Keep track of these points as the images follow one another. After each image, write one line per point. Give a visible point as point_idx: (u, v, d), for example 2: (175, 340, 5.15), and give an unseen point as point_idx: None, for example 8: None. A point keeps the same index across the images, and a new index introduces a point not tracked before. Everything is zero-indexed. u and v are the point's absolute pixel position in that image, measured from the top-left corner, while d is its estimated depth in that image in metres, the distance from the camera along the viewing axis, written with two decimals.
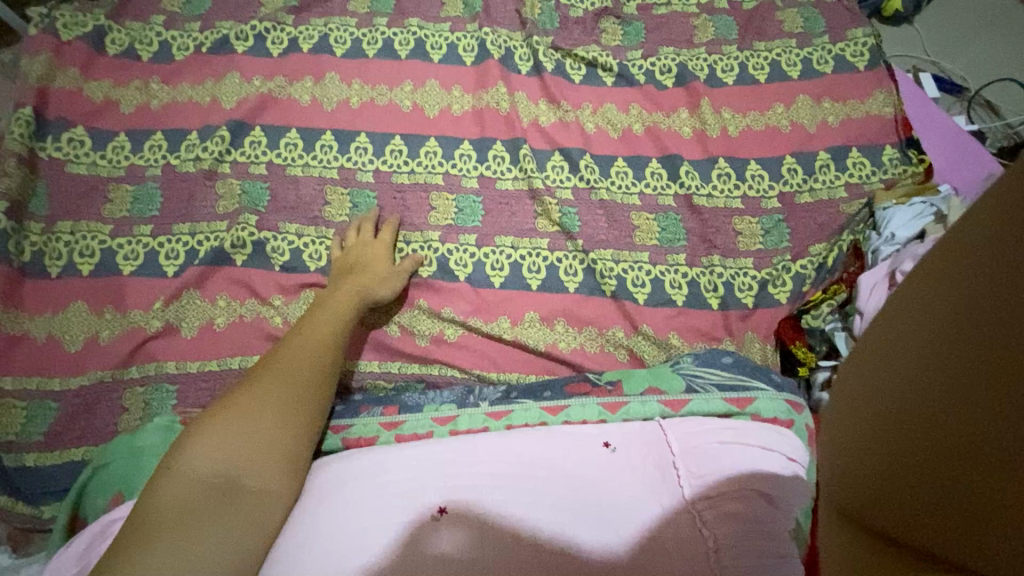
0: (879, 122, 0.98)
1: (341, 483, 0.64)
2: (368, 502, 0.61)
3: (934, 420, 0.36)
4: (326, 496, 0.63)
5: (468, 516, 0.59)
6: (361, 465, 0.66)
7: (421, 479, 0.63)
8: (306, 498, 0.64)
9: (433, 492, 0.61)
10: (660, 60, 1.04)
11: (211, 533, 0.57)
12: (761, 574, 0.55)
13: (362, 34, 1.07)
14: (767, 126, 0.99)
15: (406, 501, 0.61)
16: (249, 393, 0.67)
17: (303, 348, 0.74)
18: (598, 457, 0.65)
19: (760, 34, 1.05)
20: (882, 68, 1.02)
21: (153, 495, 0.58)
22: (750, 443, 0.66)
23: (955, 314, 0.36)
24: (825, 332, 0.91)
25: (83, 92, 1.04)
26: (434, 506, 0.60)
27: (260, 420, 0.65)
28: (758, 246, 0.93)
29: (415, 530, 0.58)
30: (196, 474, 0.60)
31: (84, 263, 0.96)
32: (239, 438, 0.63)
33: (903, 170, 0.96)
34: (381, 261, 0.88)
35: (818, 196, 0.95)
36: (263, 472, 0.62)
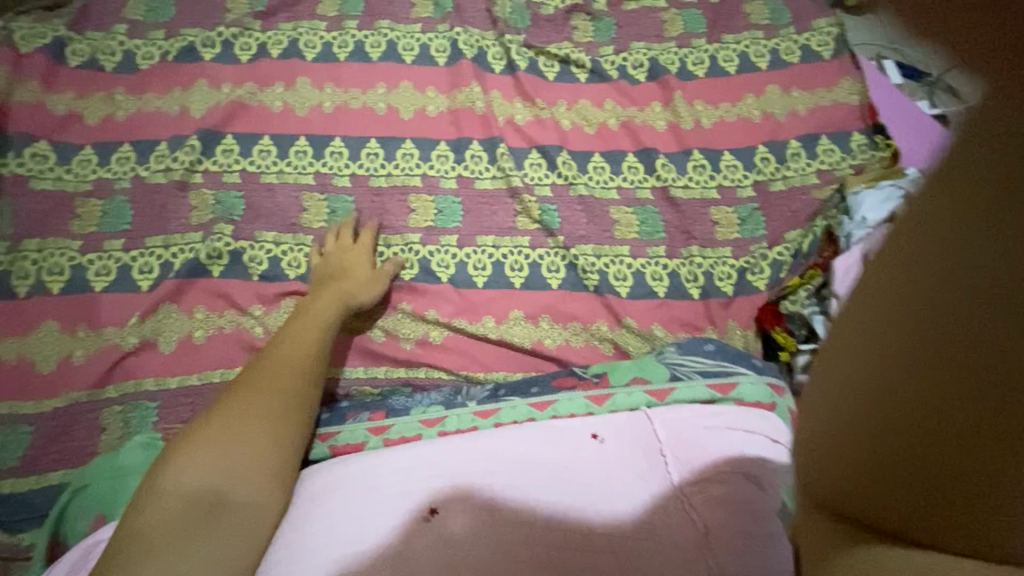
0: (846, 109, 1.01)
1: (330, 491, 0.64)
2: (359, 509, 0.61)
3: (907, 427, 0.34)
4: (317, 504, 0.63)
5: (461, 514, 0.59)
6: (350, 471, 0.65)
7: (412, 480, 0.63)
8: (297, 505, 0.64)
9: (425, 492, 0.61)
10: (631, 55, 1.05)
11: (201, 549, 0.56)
12: (750, 554, 0.57)
13: (332, 37, 1.06)
14: (739, 117, 1.01)
15: (398, 504, 0.61)
16: (231, 406, 0.66)
17: (284, 358, 0.73)
18: (588, 450, 0.65)
19: (727, 27, 1.07)
20: (846, 56, 1.04)
21: (138, 517, 0.57)
22: (735, 427, 0.68)
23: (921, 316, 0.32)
24: (804, 316, 0.91)
25: (45, 106, 1.02)
26: (426, 506, 0.60)
27: (244, 434, 0.63)
28: (735, 235, 0.94)
29: (408, 533, 0.58)
30: (181, 490, 0.59)
31: (54, 281, 0.93)
32: (225, 452, 0.62)
33: (870, 155, 0.98)
34: (361, 265, 0.88)
35: (791, 184, 0.97)
36: (252, 485, 0.61)
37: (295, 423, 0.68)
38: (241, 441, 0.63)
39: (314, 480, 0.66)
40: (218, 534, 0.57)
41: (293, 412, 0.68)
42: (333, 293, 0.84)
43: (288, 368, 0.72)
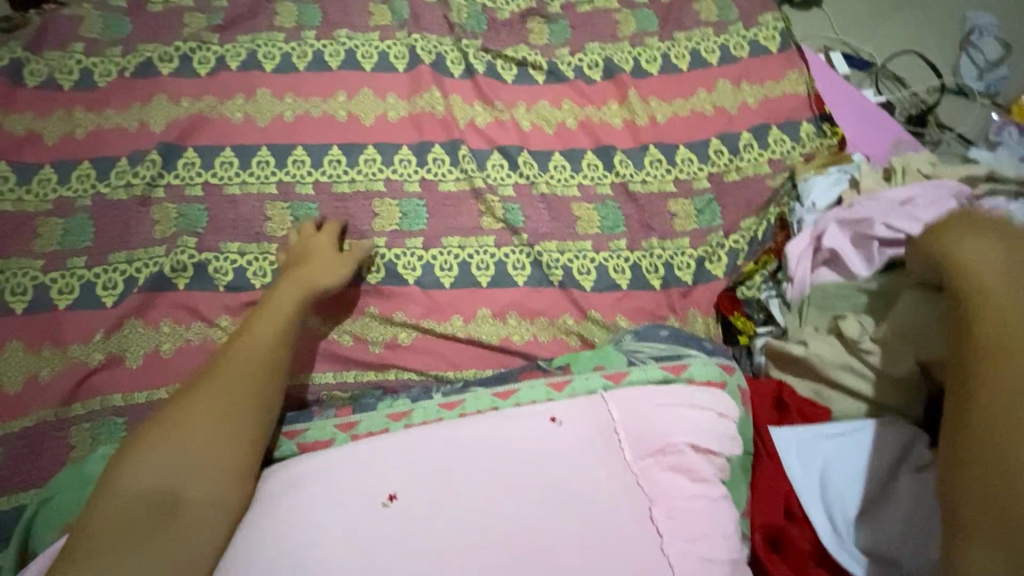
0: (795, 99, 1.04)
1: (291, 485, 0.65)
2: (321, 501, 0.62)
3: None
4: (278, 498, 0.64)
5: (420, 500, 0.61)
6: (311, 465, 0.66)
7: (374, 469, 0.64)
8: (258, 501, 0.65)
9: (387, 480, 0.63)
10: (587, 55, 1.08)
11: (152, 550, 0.57)
12: (696, 515, 0.63)
13: (291, 48, 1.07)
14: (692, 111, 1.03)
15: (361, 492, 0.62)
16: (186, 406, 0.66)
17: (241, 354, 0.73)
18: (543, 434, 0.67)
19: (678, 25, 1.10)
20: (792, 50, 1.08)
21: (91, 518, 0.58)
22: (683, 403, 0.70)
23: None
24: (761, 300, 0.96)
25: (2, 127, 1.01)
26: (386, 493, 0.62)
27: (197, 436, 0.64)
28: (693, 226, 0.97)
29: (371, 520, 0.60)
30: (134, 493, 0.59)
31: (16, 301, 0.92)
32: (177, 455, 0.62)
33: (819, 143, 1.02)
34: (324, 256, 0.87)
35: (745, 174, 1.00)
36: (205, 485, 0.62)
37: (252, 421, 0.68)
38: (194, 443, 0.63)
39: (279, 473, 0.67)
40: (172, 535, 0.58)
41: (250, 411, 0.68)
42: (294, 285, 0.83)
43: (245, 365, 0.72)
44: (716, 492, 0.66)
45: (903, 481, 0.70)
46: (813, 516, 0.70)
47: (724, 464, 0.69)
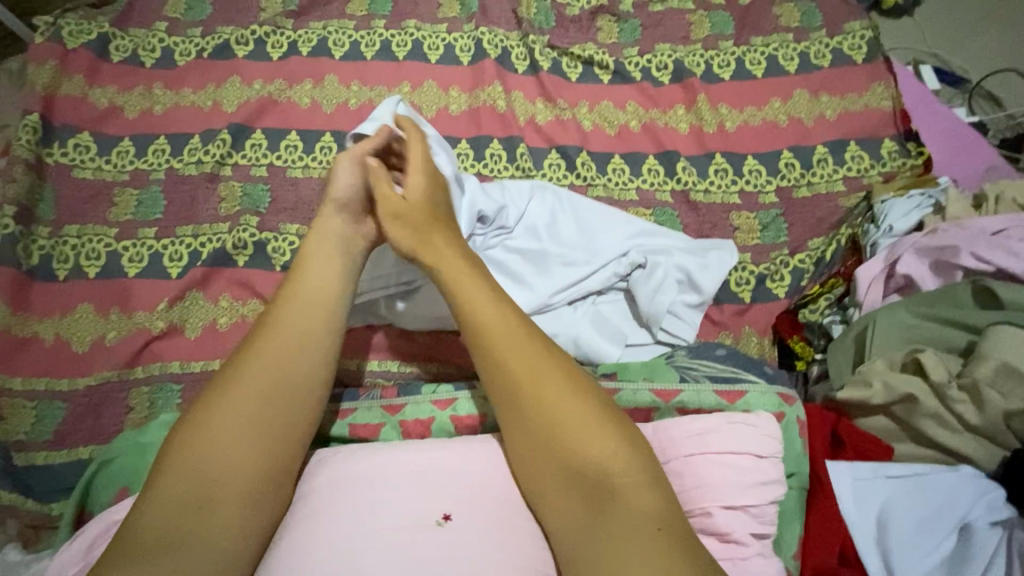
0: (877, 114, 0.99)
1: (344, 486, 0.63)
2: (367, 508, 0.60)
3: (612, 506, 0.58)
4: (327, 498, 0.62)
5: (475, 528, 0.59)
6: (369, 466, 0.65)
7: (430, 485, 0.63)
8: (302, 502, 0.63)
9: (443, 497, 0.62)
10: (656, 56, 1.04)
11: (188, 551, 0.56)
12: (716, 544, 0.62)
13: (361, 36, 1.08)
14: (764, 121, 0.99)
15: (413, 508, 0.60)
16: (213, 408, 0.63)
17: (284, 342, 0.67)
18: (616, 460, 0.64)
19: (756, 29, 1.05)
20: (879, 61, 1.03)
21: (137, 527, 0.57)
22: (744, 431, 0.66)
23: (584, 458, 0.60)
24: (823, 326, 0.90)
25: (88, 99, 1.07)
26: (441, 512, 0.60)
27: (231, 448, 0.61)
28: (756, 241, 0.93)
29: (421, 537, 0.58)
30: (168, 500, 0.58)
31: (91, 266, 0.97)
32: (208, 457, 0.60)
33: (902, 162, 0.97)
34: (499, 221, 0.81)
35: (816, 190, 0.95)
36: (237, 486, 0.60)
37: (281, 415, 0.65)
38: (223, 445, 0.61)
39: (340, 467, 0.66)
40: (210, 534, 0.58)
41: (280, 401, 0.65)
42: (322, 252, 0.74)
43: (271, 350, 0.67)
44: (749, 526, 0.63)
45: (953, 542, 0.64)
46: (867, 561, 0.65)
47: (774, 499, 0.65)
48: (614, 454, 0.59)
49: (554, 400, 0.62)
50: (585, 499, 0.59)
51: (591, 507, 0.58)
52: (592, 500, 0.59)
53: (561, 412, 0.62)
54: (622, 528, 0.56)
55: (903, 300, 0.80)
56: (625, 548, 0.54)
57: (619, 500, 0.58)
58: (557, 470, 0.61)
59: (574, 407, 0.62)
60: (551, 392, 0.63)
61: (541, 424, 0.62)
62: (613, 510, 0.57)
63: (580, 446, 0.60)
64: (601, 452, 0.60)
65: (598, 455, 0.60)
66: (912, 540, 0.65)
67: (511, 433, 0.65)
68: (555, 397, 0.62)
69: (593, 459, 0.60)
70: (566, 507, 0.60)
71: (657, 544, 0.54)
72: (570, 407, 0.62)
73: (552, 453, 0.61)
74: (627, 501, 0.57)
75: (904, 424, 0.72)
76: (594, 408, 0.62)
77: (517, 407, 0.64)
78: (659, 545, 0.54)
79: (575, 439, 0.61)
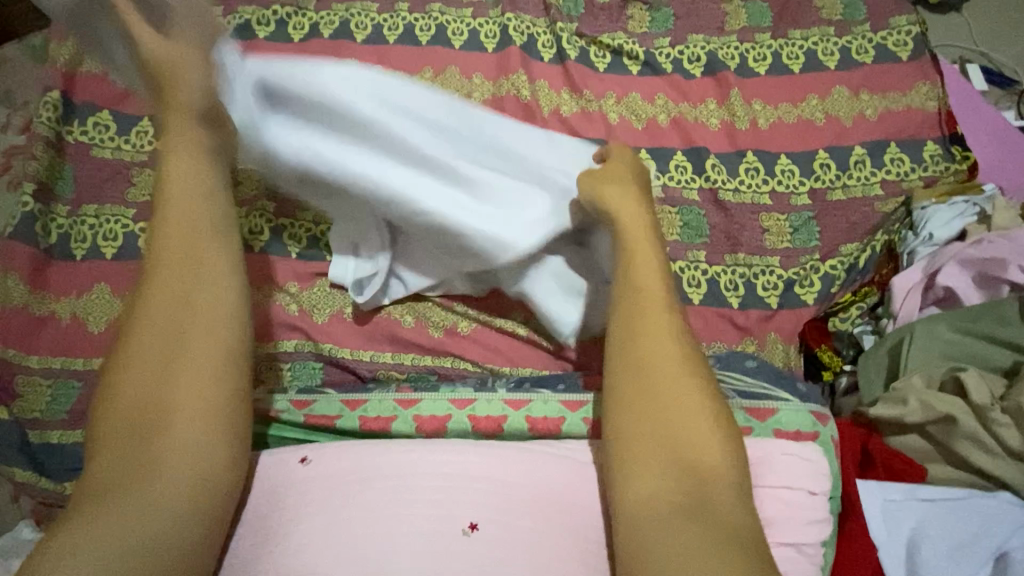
0: (921, 115, 0.94)
1: (364, 481, 0.62)
2: (384, 510, 0.59)
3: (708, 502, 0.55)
4: (345, 494, 0.61)
5: (498, 534, 0.59)
6: (389, 463, 0.64)
7: (452, 491, 0.61)
8: (319, 494, 0.62)
9: (466, 506, 0.60)
10: (689, 48, 1.00)
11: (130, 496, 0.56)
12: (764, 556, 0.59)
13: (383, 19, 1.05)
14: (800, 119, 0.95)
15: (433, 514, 0.59)
16: (129, 344, 0.63)
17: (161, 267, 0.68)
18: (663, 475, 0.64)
19: (795, 22, 1.01)
20: (925, 59, 0.98)
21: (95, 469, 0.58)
22: (783, 452, 0.64)
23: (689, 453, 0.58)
24: (853, 336, 0.87)
25: (109, 77, 1.06)
26: (466, 521, 0.59)
27: (161, 355, 0.63)
28: (786, 245, 0.89)
29: (444, 547, 0.57)
30: (120, 414, 0.60)
31: (108, 246, 0.97)
32: (145, 376, 0.62)
33: (945, 167, 0.92)
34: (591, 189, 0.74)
35: (852, 193, 0.91)
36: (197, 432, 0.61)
37: (203, 340, 0.65)
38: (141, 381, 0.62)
39: (360, 463, 0.65)
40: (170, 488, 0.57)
41: (181, 323, 0.65)
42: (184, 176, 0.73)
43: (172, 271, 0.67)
44: (787, 538, 0.61)
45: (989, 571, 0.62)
46: None
47: (816, 519, 0.62)
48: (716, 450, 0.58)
49: (672, 387, 0.61)
50: (676, 499, 0.55)
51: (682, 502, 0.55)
52: (687, 496, 0.55)
53: (675, 401, 0.60)
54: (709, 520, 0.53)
55: (945, 313, 0.78)
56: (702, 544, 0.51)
57: (714, 494, 0.56)
58: (654, 455, 0.58)
59: (686, 394, 0.61)
60: (665, 375, 0.62)
61: (649, 413, 0.60)
62: (707, 505, 0.55)
63: (692, 440, 0.58)
64: (710, 451, 0.58)
65: (704, 451, 0.58)
66: (947, 563, 0.63)
67: (624, 401, 0.62)
68: (673, 384, 0.61)
69: (701, 453, 0.58)
70: (656, 496, 0.56)
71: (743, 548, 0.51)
72: (687, 397, 0.60)
73: (657, 438, 0.59)
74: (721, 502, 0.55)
75: (940, 445, 0.70)
76: (704, 405, 0.60)
77: (638, 378, 0.62)
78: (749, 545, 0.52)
79: (684, 433, 0.59)
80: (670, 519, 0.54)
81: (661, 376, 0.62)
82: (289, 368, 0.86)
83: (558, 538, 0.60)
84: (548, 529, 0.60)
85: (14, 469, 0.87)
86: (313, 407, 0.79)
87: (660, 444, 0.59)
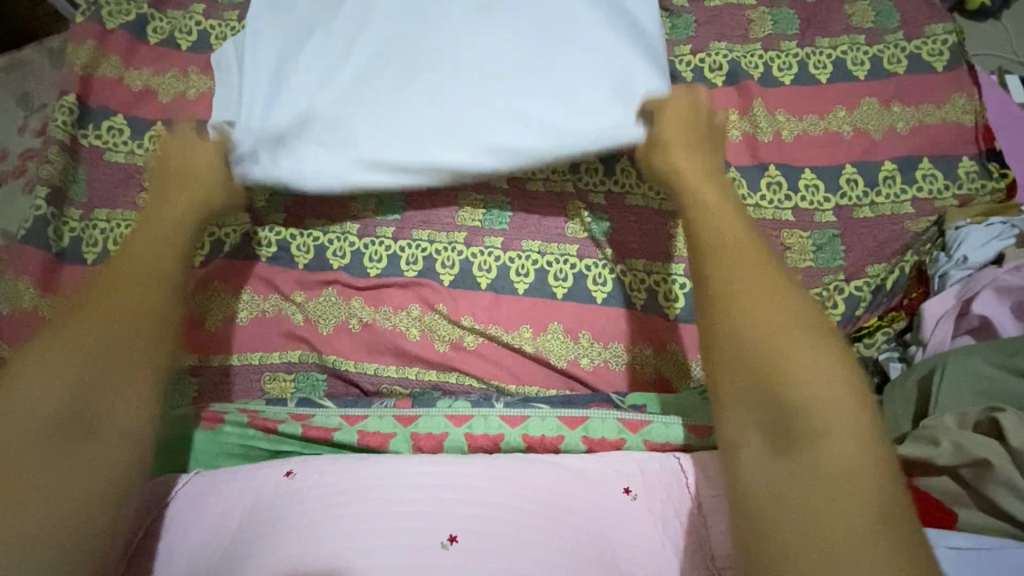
0: (957, 129, 0.90)
1: (353, 492, 0.63)
2: (368, 522, 0.59)
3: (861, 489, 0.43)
4: (335, 501, 0.62)
5: (483, 544, 0.59)
6: (377, 474, 0.64)
7: (437, 502, 0.62)
8: (308, 497, 0.63)
9: (449, 517, 0.60)
10: (711, 55, 0.96)
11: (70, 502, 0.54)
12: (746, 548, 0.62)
13: None
14: (826, 131, 0.91)
15: (414, 530, 0.59)
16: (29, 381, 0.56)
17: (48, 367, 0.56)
18: (617, 503, 0.64)
19: (824, 30, 0.97)
20: (963, 69, 0.93)
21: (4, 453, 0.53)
22: None
23: (819, 455, 0.45)
24: (878, 362, 0.83)
25: (123, 81, 1.02)
26: (447, 533, 0.59)
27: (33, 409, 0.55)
28: (809, 263, 0.85)
29: (430, 558, 0.57)
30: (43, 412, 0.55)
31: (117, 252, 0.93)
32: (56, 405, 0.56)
33: (980, 185, 0.87)
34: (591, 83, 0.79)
35: (881, 211, 0.87)
36: (164, 358, 0.62)
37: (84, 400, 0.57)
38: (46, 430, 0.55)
39: (349, 469, 0.65)
40: (118, 459, 0.57)
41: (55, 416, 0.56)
42: (178, 199, 0.73)
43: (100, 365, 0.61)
44: None
45: None
46: None
47: None
48: (818, 396, 0.46)
49: (760, 314, 0.50)
50: (792, 472, 0.45)
51: (773, 451, 0.47)
52: (781, 452, 0.46)
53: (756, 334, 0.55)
54: (835, 529, 0.42)
55: (981, 345, 0.74)
56: (796, 513, 0.44)
57: (821, 440, 0.45)
58: (738, 385, 0.49)
59: (780, 323, 0.50)
60: (744, 295, 0.52)
61: (734, 336, 0.50)
62: (808, 459, 0.45)
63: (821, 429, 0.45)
64: (797, 373, 0.47)
65: (798, 385, 0.47)
66: None
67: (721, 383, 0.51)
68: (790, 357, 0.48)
69: (794, 393, 0.47)
70: (769, 467, 0.46)
71: (874, 536, 0.41)
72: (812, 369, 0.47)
73: (761, 391, 0.48)
74: (825, 451, 0.45)
75: (972, 490, 0.66)
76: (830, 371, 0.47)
77: (743, 367, 0.49)
78: (868, 531, 0.41)
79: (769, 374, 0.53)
80: (796, 507, 0.44)
81: (725, 294, 0.52)
82: (292, 380, 0.86)
83: (546, 539, 0.60)
84: (538, 533, 0.60)
85: None
86: (223, 426, 0.75)
87: (778, 423, 0.47)
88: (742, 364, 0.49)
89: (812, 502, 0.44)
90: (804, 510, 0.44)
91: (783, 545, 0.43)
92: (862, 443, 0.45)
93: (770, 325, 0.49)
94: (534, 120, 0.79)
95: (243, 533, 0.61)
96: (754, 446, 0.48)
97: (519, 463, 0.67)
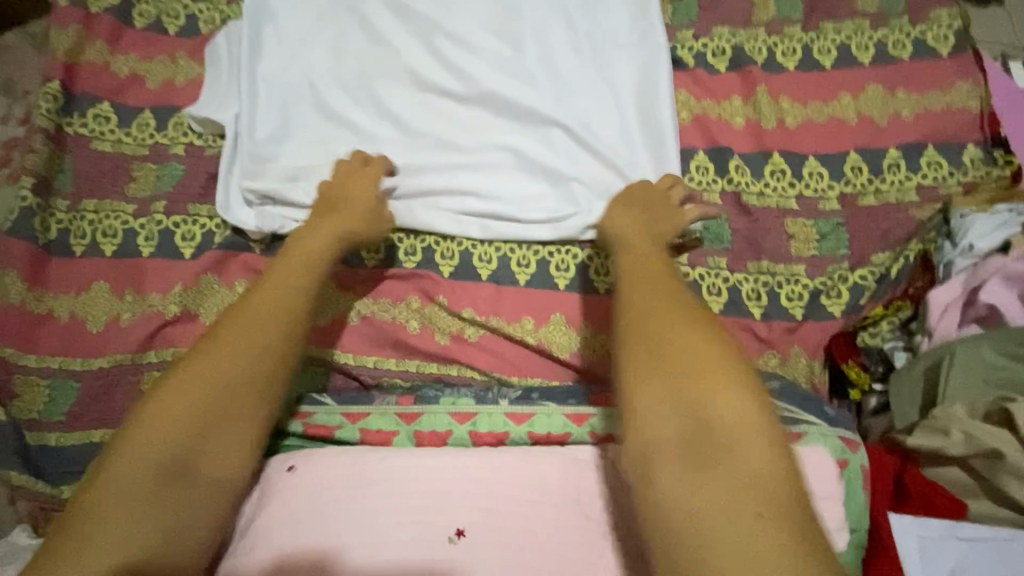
0: (962, 116, 0.89)
1: (356, 486, 0.61)
2: (372, 517, 0.58)
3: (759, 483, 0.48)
4: (339, 495, 0.61)
5: (490, 538, 0.58)
6: (379, 468, 0.63)
7: (442, 496, 0.60)
8: (311, 492, 0.61)
9: (455, 510, 0.59)
10: (714, 40, 0.95)
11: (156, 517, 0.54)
12: None
13: None
14: (830, 118, 0.90)
15: (421, 525, 0.58)
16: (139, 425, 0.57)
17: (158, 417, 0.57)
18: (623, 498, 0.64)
19: (828, 14, 0.95)
20: (968, 54, 0.92)
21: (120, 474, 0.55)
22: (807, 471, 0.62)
23: (722, 459, 0.50)
24: (884, 351, 0.83)
25: (109, 67, 0.99)
26: (453, 528, 0.58)
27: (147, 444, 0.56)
28: (812, 252, 0.84)
29: (438, 554, 0.56)
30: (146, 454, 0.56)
31: (107, 243, 0.90)
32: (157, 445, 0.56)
33: (985, 171, 0.87)
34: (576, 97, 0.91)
35: (885, 199, 0.86)
36: (269, 372, 0.63)
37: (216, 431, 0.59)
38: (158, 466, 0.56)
39: (351, 462, 0.64)
40: (196, 511, 0.57)
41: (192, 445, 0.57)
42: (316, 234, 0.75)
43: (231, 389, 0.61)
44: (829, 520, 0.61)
45: None
46: None
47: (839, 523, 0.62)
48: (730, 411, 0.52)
49: (661, 334, 0.57)
50: (690, 466, 0.50)
51: (687, 467, 0.50)
52: (696, 465, 0.50)
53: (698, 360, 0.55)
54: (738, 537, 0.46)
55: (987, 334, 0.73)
56: (705, 522, 0.47)
57: (718, 441, 0.51)
58: (650, 400, 0.54)
59: (680, 339, 0.56)
60: (653, 315, 0.59)
61: (639, 354, 0.57)
62: (715, 467, 0.49)
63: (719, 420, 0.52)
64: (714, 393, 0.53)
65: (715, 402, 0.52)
66: None
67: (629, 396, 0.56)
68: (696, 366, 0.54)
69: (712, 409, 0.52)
70: (667, 467, 0.51)
71: (772, 538, 0.45)
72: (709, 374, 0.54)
73: (675, 405, 0.53)
74: (727, 454, 0.50)
75: (979, 477, 0.69)
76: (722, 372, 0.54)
77: (650, 373, 0.55)
78: (777, 531, 0.46)
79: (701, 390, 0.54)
80: (708, 513, 0.47)
81: (645, 315, 0.59)
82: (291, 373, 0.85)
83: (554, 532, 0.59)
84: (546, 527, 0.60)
85: (7, 472, 0.79)
86: None
87: (681, 425, 0.52)
88: (649, 377, 0.55)
89: (720, 497, 0.48)
90: (708, 511, 0.48)
91: (698, 541, 0.47)
92: (757, 444, 0.50)
93: (668, 335, 0.57)
94: (527, 161, 0.88)
95: (247, 530, 0.60)
96: (663, 466, 0.51)
97: (524, 456, 0.66)
